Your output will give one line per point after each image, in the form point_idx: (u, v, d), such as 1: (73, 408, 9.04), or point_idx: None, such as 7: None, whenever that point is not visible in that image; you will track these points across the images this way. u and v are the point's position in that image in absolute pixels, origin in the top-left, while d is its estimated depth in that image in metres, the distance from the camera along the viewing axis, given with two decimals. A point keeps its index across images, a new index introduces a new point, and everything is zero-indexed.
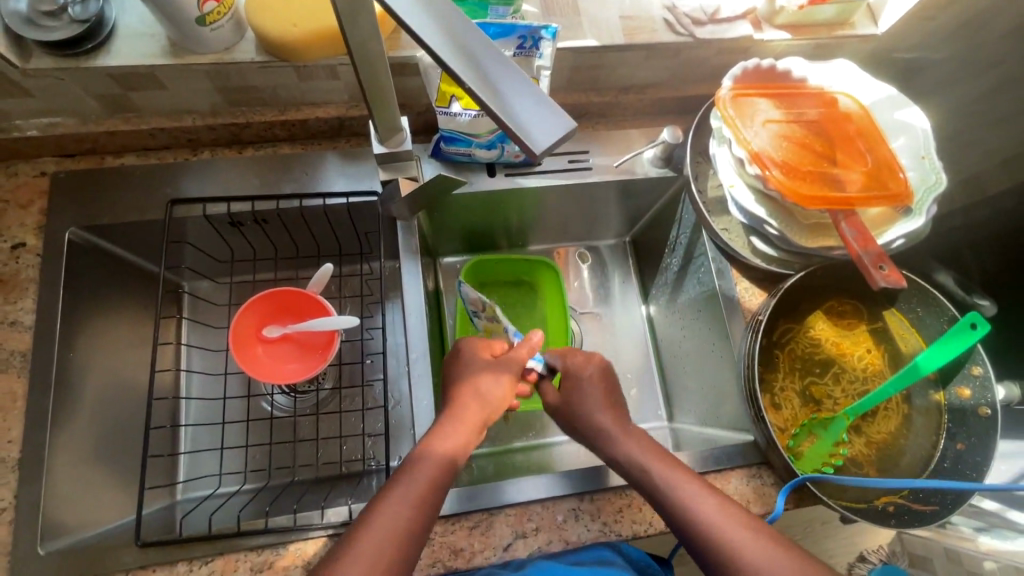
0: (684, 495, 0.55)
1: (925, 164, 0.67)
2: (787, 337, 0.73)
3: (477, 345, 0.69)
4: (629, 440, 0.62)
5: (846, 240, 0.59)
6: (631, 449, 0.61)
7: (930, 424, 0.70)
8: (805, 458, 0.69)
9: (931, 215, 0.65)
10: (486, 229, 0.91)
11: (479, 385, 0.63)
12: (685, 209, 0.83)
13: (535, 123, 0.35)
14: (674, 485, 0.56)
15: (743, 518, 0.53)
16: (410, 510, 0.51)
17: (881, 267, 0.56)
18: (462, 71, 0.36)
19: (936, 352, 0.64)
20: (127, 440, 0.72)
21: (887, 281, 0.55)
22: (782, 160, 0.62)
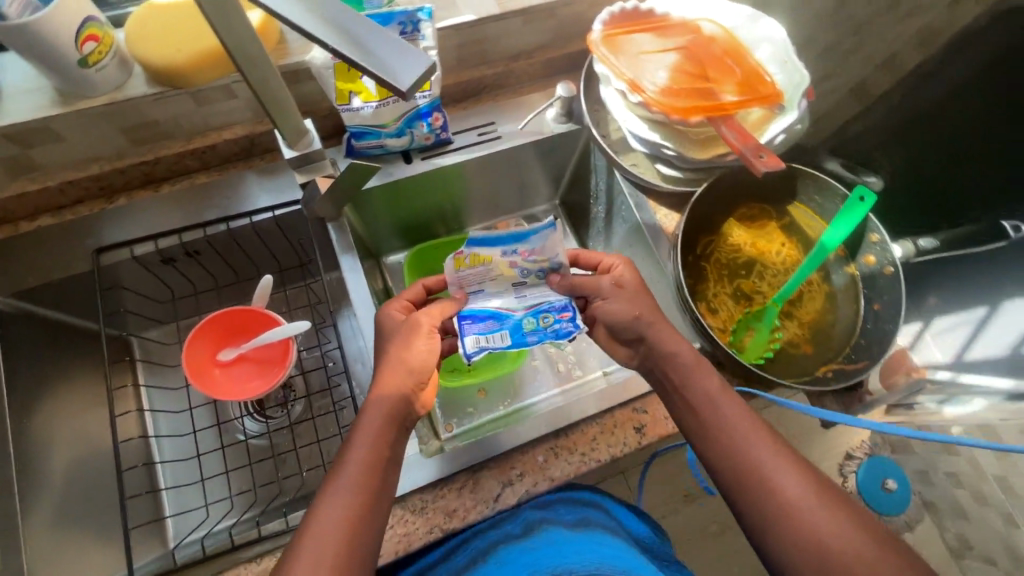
0: (723, 413, 0.60)
1: (788, 66, 0.75)
2: (710, 248, 0.79)
3: (389, 309, 0.68)
4: (674, 343, 0.65)
5: (728, 141, 0.64)
6: (676, 353, 0.64)
7: (849, 294, 0.77)
8: (749, 349, 0.74)
9: (802, 109, 0.73)
10: (421, 217, 0.94)
11: (413, 348, 0.63)
12: (596, 156, 0.88)
13: (402, 65, 0.36)
14: (712, 396, 0.61)
15: (772, 441, 0.58)
16: (349, 508, 0.53)
17: (761, 156, 0.63)
18: (331, 40, 0.37)
19: (839, 229, 0.72)
20: (103, 496, 0.72)
21: (767, 166, 0.62)
22: (659, 84, 0.68)
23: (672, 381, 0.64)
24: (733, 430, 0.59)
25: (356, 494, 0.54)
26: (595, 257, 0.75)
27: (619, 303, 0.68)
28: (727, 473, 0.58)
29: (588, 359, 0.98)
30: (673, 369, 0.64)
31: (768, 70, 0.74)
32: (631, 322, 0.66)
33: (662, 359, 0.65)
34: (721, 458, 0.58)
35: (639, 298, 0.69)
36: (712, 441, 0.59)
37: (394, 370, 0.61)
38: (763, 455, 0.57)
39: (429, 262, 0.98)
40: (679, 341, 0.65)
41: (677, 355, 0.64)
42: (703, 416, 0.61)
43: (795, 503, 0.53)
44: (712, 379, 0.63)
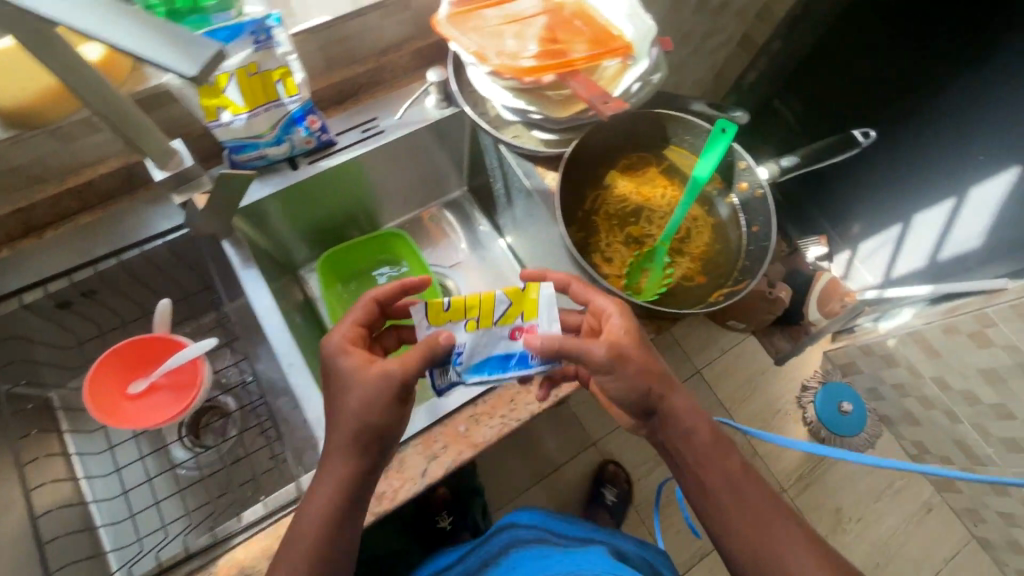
0: (740, 496, 0.64)
1: (635, 19, 0.79)
2: (597, 203, 0.83)
3: (343, 358, 0.63)
4: (692, 419, 0.66)
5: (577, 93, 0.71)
6: (693, 431, 0.66)
7: (731, 222, 0.82)
8: (646, 290, 0.78)
9: (653, 57, 0.78)
10: (329, 220, 0.96)
11: (358, 394, 0.60)
12: (483, 138, 0.90)
13: (193, 55, 0.42)
14: (730, 477, 0.65)
15: (778, 520, 0.64)
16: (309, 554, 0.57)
17: (605, 103, 0.70)
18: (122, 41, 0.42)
19: (708, 161, 0.76)
20: None
21: (611, 109, 0.70)
22: (510, 52, 0.72)
23: (687, 460, 0.66)
24: (744, 508, 0.64)
25: (320, 539, 0.58)
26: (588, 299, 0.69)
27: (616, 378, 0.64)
28: (738, 552, 0.63)
29: None
30: (693, 450, 0.66)
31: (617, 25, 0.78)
32: (641, 398, 0.64)
33: (676, 434, 0.66)
34: (736, 525, 0.63)
35: (641, 361, 0.65)
36: (725, 518, 0.64)
37: (341, 417, 0.60)
38: (782, 544, 0.62)
39: (343, 265, 0.99)
40: (695, 415, 0.67)
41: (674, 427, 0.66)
42: (702, 483, 0.65)
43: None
44: (716, 452, 0.66)
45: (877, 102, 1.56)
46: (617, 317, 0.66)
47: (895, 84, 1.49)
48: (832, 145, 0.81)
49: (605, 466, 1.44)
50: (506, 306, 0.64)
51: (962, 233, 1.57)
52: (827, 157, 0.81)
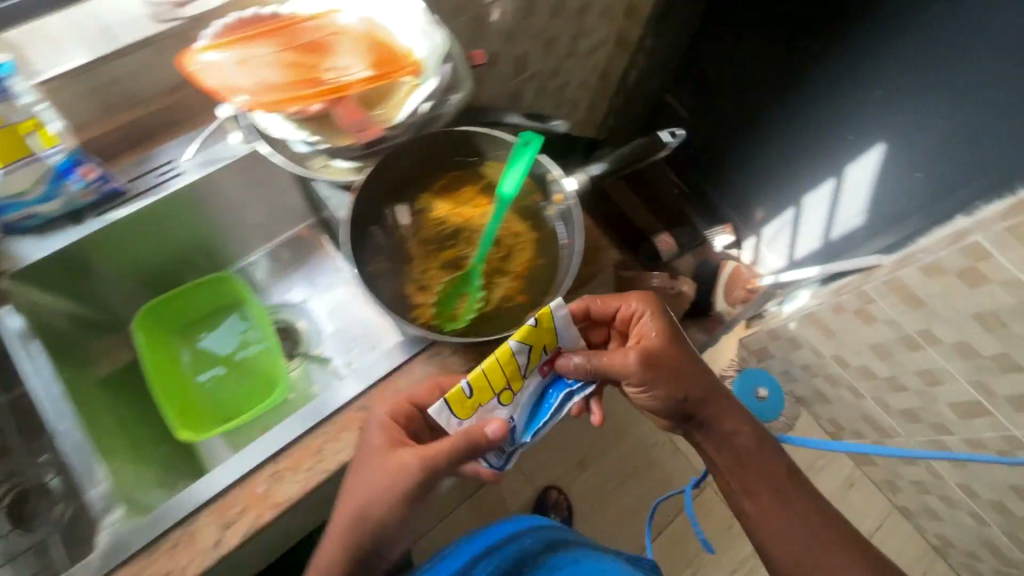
0: (782, 493, 0.85)
1: (427, 31, 0.76)
2: (412, 227, 0.79)
3: (382, 421, 0.67)
4: (739, 424, 0.86)
5: (341, 122, 0.74)
6: (745, 434, 0.86)
7: (552, 236, 0.80)
8: (463, 315, 0.75)
9: (445, 73, 0.76)
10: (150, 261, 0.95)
11: (376, 427, 0.67)
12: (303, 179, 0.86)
13: None
14: (783, 471, 0.86)
15: (818, 516, 0.84)
16: (350, 569, 0.67)
17: (366, 129, 0.74)
18: None
19: (512, 176, 0.74)
20: None
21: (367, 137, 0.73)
22: (276, 83, 0.71)
23: (742, 460, 0.85)
24: (752, 460, 0.85)
25: (347, 551, 0.67)
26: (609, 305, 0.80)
27: (669, 381, 0.78)
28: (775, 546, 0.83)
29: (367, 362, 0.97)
30: (747, 450, 0.86)
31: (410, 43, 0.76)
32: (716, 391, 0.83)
33: (735, 444, 0.85)
34: (763, 482, 0.85)
35: (690, 371, 0.81)
36: (744, 456, 0.85)
37: (371, 452, 0.66)
38: (815, 543, 0.82)
39: (176, 314, 0.93)
40: (746, 422, 0.87)
41: (708, 401, 0.83)
42: (747, 485, 0.85)
43: (788, 526, 0.83)
44: (730, 422, 0.85)
45: (756, 87, 1.60)
46: (648, 318, 0.80)
47: (767, 70, 1.55)
48: (642, 147, 0.79)
49: (547, 492, 1.66)
50: (526, 351, 0.65)
51: (845, 212, 1.58)
52: (641, 159, 0.80)
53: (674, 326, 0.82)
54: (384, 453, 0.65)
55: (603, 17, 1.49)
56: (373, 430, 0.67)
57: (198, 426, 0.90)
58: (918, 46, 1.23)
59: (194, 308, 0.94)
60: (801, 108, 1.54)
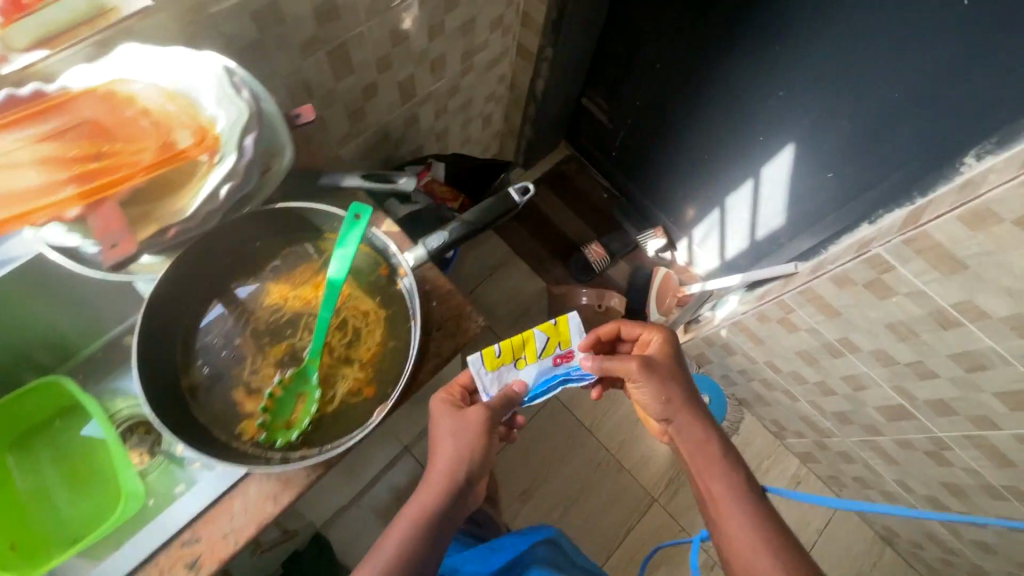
0: (742, 497, 0.83)
1: (229, 99, 0.66)
2: (242, 319, 0.70)
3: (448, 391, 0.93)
4: (703, 427, 0.91)
5: (93, 233, 0.61)
6: (708, 437, 0.90)
7: (403, 314, 0.72)
8: (300, 419, 0.66)
9: (252, 145, 0.65)
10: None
11: (447, 398, 0.93)
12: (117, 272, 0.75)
13: None
14: (741, 477, 0.86)
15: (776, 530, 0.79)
16: (397, 538, 0.79)
17: (115, 245, 0.61)
18: None
19: (340, 259, 0.66)
20: None
21: (114, 256, 0.61)
22: (38, 185, 0.60)
23: (703, 461, 0.89)
24: (717, 472, 0.86)
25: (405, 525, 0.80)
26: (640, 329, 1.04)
27: (659, 381, 0.93)
28: (728, 547, 0.80)
29: None
30: (715, 452, 0.89)
31: (205, 113, 0.66)
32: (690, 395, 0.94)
33: (706, 439, 0.90)
34: (726, 493, 0.84)
35: (679, 380, 0.95)
36: (707, 467, 0.87)
37: (441, 423, 0.89)
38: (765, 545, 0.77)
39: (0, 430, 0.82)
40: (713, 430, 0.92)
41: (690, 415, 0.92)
42: (705, 486, 0.86)
43: (750, 538, 0.78)
44: (705, 433, 0.90)
45: (666, 90, 1.56)
46: (658, 341, 1.00)
47: (672, 72, 1.50)
48: (493, 208, 0.70)
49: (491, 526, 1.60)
50: (544, 340, 0.98)
51: (766, 212, 1.53)
52: (495, 221, 0.70)
53: (677, 350, 1.00)
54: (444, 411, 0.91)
55: (494, 30, 1.39)
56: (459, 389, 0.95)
57: (40, 557, 0.79)
58: (807, 45, 1.17)
59: (27, 425, 0.85)
60: (710, 108, 1.49)
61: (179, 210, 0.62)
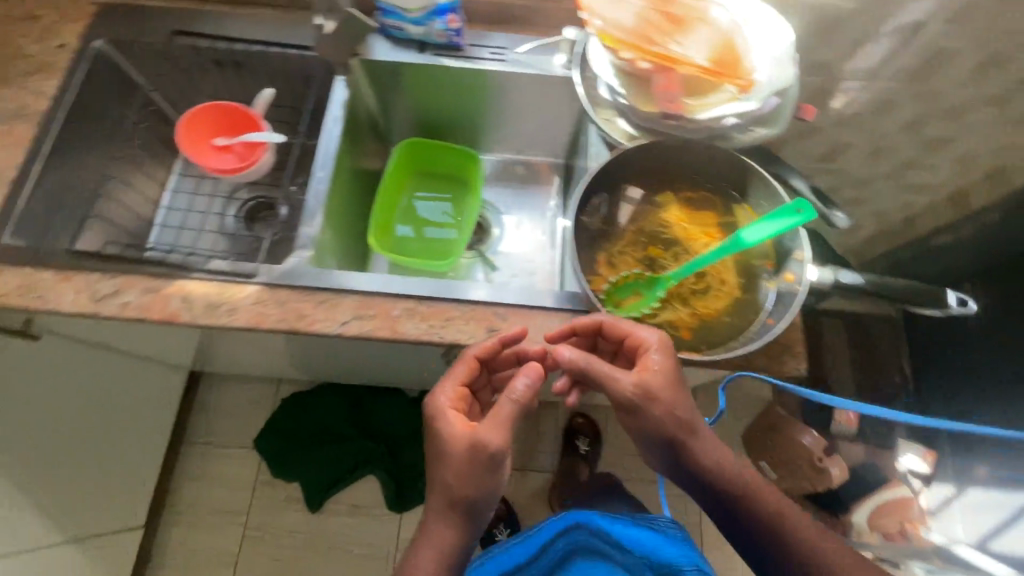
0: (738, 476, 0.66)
1: (777, 61, 0.75)
2: (639, 214, 0.80)
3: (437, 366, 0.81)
4: (666, 386, 0.66)
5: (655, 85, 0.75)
6: (667, 386, 0.66)
7: (755, 305, 0.75)
8: (624, 308, 0.74)
9: (769, 106, 0.75)
10: (441, 130, 1.09)
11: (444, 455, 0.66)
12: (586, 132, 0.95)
13: None
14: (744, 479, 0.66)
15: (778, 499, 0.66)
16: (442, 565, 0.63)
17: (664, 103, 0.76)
18: None
19: (763, 228, 0.70)
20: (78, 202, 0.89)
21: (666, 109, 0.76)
22: (631, 30, 0.75)
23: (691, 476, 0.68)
24: (687, 426, 0.66)
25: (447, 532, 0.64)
26: (624, 327, 0.70)
27: (618, 372, 0.67)
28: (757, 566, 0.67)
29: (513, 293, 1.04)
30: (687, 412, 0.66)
31: (749, 55, 0.75)
32: (654, 385, 0.66)
33: (669, 388, 0.66)
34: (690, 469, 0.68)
35: (670, 388, 0.66)
36: (664, 406, 0.65)
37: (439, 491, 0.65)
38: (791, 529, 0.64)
39: (424, 156, 1.06)
40: (684, 395, 0.67)
41: (656, 366, 0.67)
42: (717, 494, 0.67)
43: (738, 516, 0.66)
44: (680, 390, 0.66)
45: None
46: (658, 355, 0.67)
47: None
48: (915, 289, 0.70)
49: None
50: None
51: None
52: (908, 299, 0.70)
53: (671, 352, 0.68)
54: (506, 423, 0.66)
55: None
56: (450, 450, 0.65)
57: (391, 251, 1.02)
58: None
59: (425, 162, 1.07)
60: None
61: (691, 107, 0.76)
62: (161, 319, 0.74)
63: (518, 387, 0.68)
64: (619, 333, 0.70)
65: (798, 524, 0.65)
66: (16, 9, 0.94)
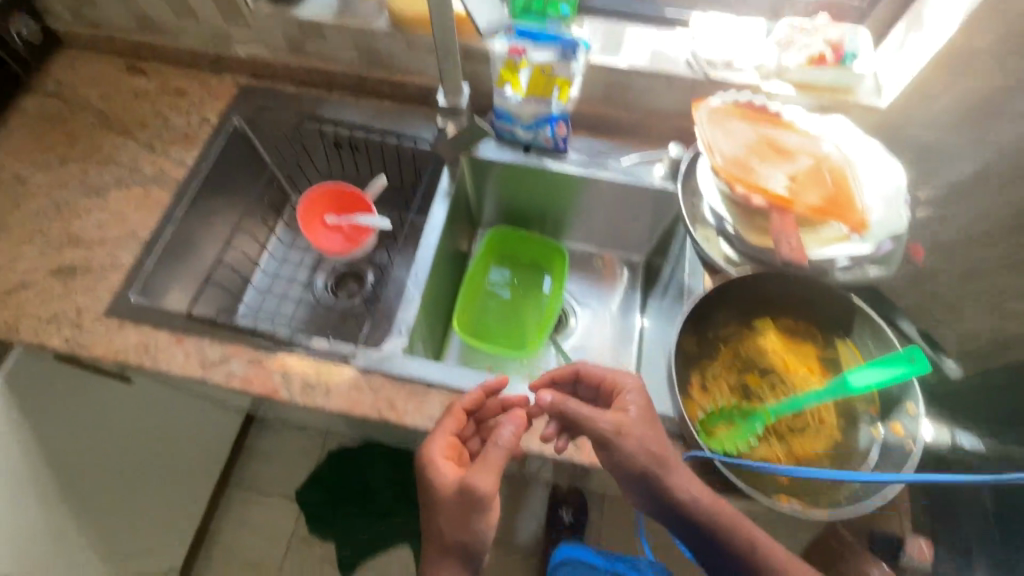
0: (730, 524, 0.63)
1: (889, 206, 0.73)
2: (734, 336, 0.79)
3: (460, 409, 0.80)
4: (643, 429, 0.65)
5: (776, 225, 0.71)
6: (644, 429, 0.65)
7: (859, 452, 0.71)
8: (718, 438, 0.72)
9: (883, 249, 0.72)
10: (528, 220, 1.12)
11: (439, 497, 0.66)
12: (678, 238, 0.96)
13: None
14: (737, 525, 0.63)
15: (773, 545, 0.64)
16: None
17: (788, 246, 0.71)
18: None
19: (870, 375, 0.68)
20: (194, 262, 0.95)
21: (790, 253, 0.70)
22: (745, 164, 0.75)
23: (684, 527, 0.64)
24: (669, 468, 0.63)
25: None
26: (599, 371, 0.73)
27: (596, 412, 0.66)
28: None
29: None
30: (670, 457, 0.64)
31: (860, 197, 0.74)
32: (629, 425, 0.65)
33: (648, 433, 0.65)
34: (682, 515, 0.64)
35: (648, 429, 0.65)
36: (639, 442, 0.64)
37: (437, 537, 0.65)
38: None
39: (509, 245, 1.10)
40: (661, 437, 0.65)
41: (632, 407, 0.67)
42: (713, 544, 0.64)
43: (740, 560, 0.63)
44: (658, 435, 0.65)
45: None
46: (631, 395, 0.69)
47: None
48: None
49: None
50: None
51: None
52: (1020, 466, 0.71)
53: (645, 396, 0.69)
54: (497, 466, 0.65)
55: None
56: (446, 497, 0.65)
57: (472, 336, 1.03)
58: None
59: (512, 250, 1.10)
60: None
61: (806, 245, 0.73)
62: (261, 392, 0.77)
63: (504, 433, 0.67)
64: (597, 376, 0.73)
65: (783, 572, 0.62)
66: (169, 83, 1.04)
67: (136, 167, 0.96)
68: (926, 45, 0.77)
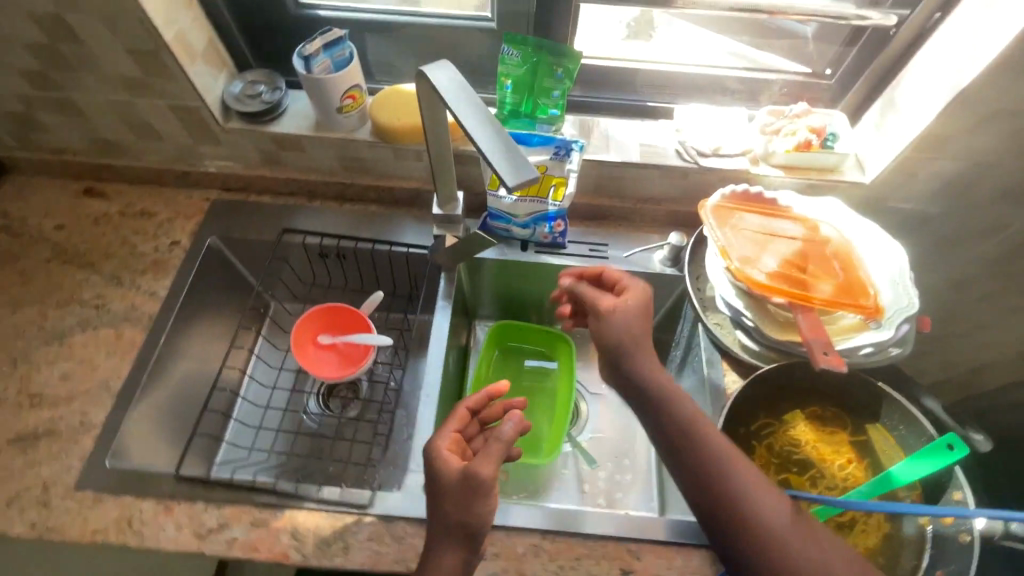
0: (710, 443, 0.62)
1: (898, 288, 0.74)
2: (766, 431, 0.77)
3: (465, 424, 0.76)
4: (636, 331, 0.68)
5: (800, 328, 0.69)
6: (637, 328, 0.69)
7: (913, 547, 0.69)
8: None
9: (901, 332, 0.72)
10: (524, 307, 1.08)
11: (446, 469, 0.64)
12: (688, 308, 0.93)
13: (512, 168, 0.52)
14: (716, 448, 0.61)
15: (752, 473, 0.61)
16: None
17: (827, 353, 0.67)
18: (462, 116, 0.57)
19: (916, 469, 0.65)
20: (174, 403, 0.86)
21: (828, 364, 0.66)
22: (757, 260, 0.76)
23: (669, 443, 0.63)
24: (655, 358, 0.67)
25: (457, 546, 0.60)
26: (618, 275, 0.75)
27: (602, 297, 0.72)
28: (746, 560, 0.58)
29: (613, 494, 0.97)
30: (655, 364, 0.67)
31: (868, 279, 0.75)
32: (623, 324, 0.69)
33: (644, 332, 0.68)
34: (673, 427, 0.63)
35: (639, 325, 0.69)
36: (624, 326, 0.69)
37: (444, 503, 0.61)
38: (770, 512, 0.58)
39: (510, 338, 1.07)
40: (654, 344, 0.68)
41: (634, 299, 0.71)
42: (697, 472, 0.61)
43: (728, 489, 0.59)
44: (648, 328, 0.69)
45: None
46: (635, 295, 0.72)
47: None
48: None
49: None
50: None
51: None
52: None
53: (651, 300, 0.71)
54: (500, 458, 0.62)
55: None
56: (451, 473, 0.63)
57: None
58: None
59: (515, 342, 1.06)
60: None
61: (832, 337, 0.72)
62: (269, 559, 0.68)
63: (507, 427, 0.64)
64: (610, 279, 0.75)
65: (763, 510, 0.58)
66: (132, 205, 0.97)
67: (100, 304, 0.87)
68: (905, 128, 0.79)
